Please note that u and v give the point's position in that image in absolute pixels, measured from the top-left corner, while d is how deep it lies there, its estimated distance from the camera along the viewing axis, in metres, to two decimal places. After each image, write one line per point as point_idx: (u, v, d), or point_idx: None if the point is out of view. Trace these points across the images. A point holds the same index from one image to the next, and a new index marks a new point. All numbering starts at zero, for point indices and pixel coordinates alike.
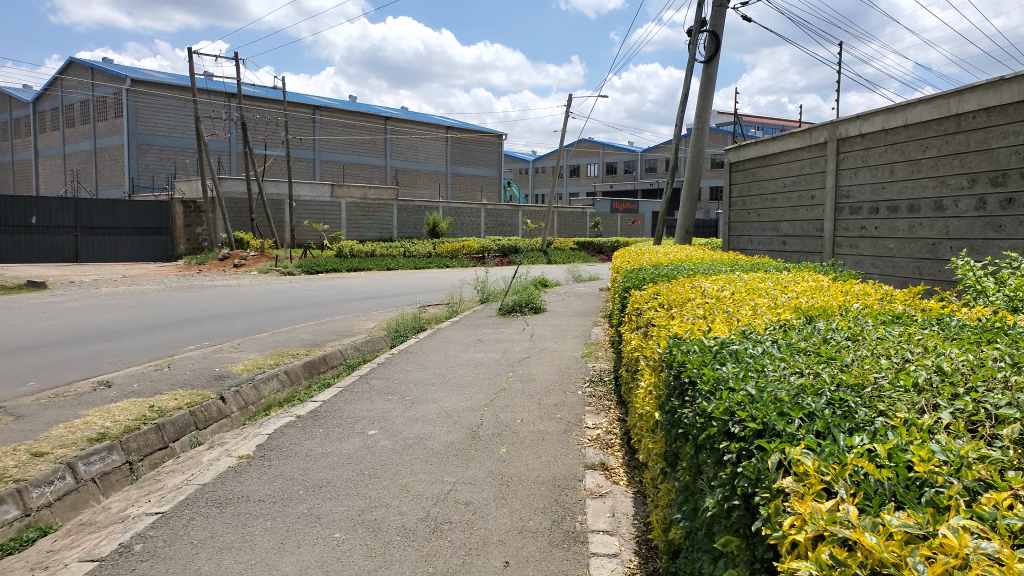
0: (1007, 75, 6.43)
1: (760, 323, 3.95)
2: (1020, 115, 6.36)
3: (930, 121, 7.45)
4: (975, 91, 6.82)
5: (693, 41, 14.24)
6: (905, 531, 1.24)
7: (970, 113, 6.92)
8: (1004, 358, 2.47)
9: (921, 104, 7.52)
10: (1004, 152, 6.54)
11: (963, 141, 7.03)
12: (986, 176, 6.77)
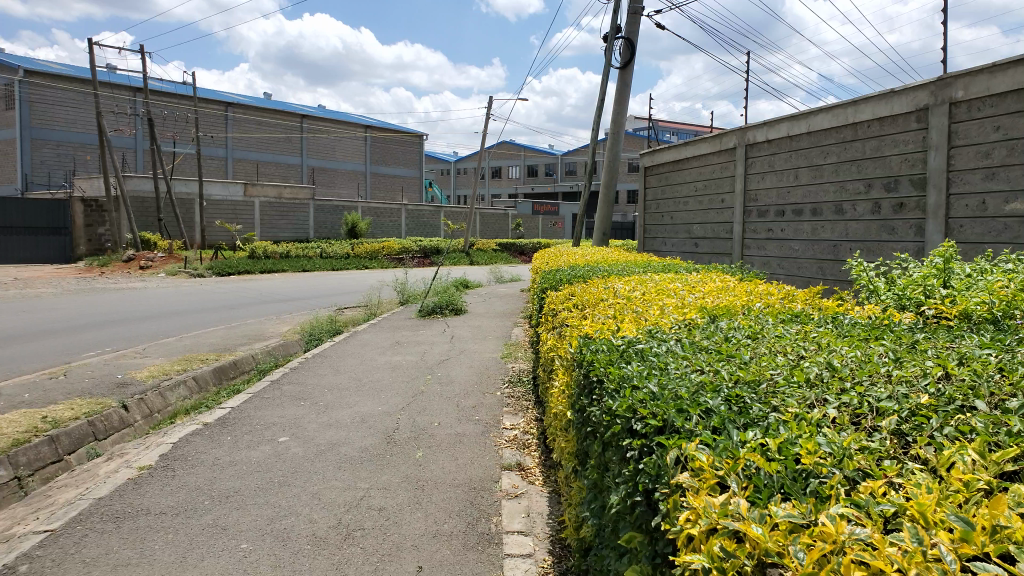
0: (897, 87, 6.82)
1: (667, 322, 4.06)
2: (910, 124, 6.75)
3: (830, 129, 7.82)
4: (869, 101, 7.21)
5: (609, 47, 14.49)
6: (789, 521, 1.28)
7: (865, 122, 7.30)
8: (887, 355, 2.62)
9: (822, 112, 7.89)
10: (896, 159, 6.93)
11: (860, 149, 7.41)
12: (880, 182, 7.14)
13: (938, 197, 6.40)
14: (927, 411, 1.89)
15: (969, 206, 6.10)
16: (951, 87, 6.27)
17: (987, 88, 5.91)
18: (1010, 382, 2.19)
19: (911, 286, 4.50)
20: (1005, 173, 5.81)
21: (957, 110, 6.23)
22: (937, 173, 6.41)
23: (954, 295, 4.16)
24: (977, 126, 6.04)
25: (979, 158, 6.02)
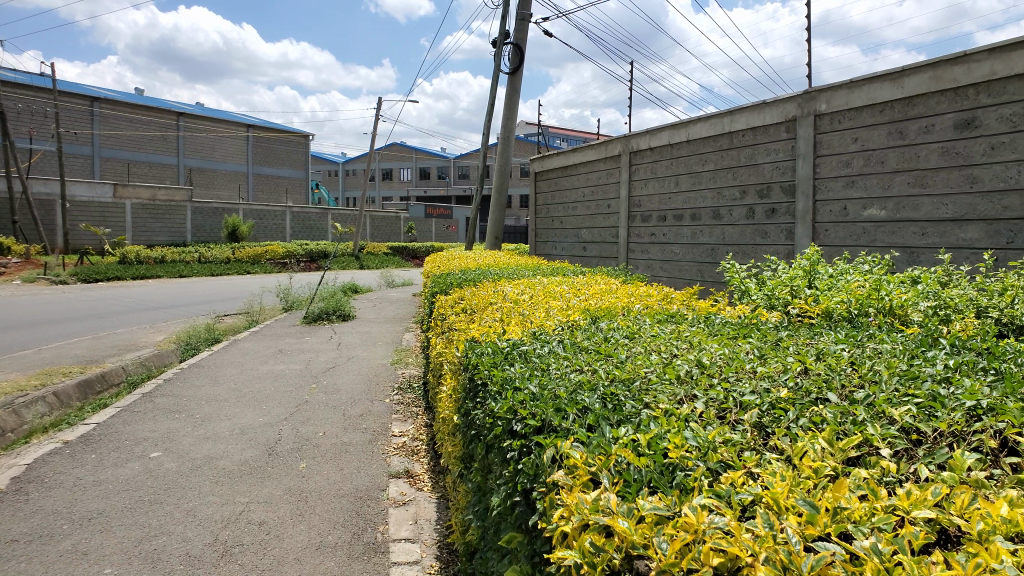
0: (769, 98, 7.23)
1: (551, 324, 4.13)
2: (781, 134, 7.17)
3: (707, 138, 8.20)
4: (743, 112, 7.60)
5: (498, 53, 14.59)
6: (655, 514, 1.33)
7: (740, 131, 7.70)
8: (752, 352, 2.77)
9: (701, 122, 8.26)
10: (768, 167, 7.34)
11: (735, 157, 7.80)
12: (753, 189, 7.54)
13: (805, 203, 6.82)
14: (785, 404, 2.01)
15: (833, 211, 6.55)
16: (815, 100, 6.70)
17: (847, 102, 6.36)
18: (859, 375, 2.37)
19: (780, 287, 4.77)
20: (863, 181, 6.27)
21: (821, 122, 6.67)
22: (804, 181, 6.83)
23: (817, 295, 4.45)
24: (839, 137, 6.49)
25: (841, 167, 6.47)
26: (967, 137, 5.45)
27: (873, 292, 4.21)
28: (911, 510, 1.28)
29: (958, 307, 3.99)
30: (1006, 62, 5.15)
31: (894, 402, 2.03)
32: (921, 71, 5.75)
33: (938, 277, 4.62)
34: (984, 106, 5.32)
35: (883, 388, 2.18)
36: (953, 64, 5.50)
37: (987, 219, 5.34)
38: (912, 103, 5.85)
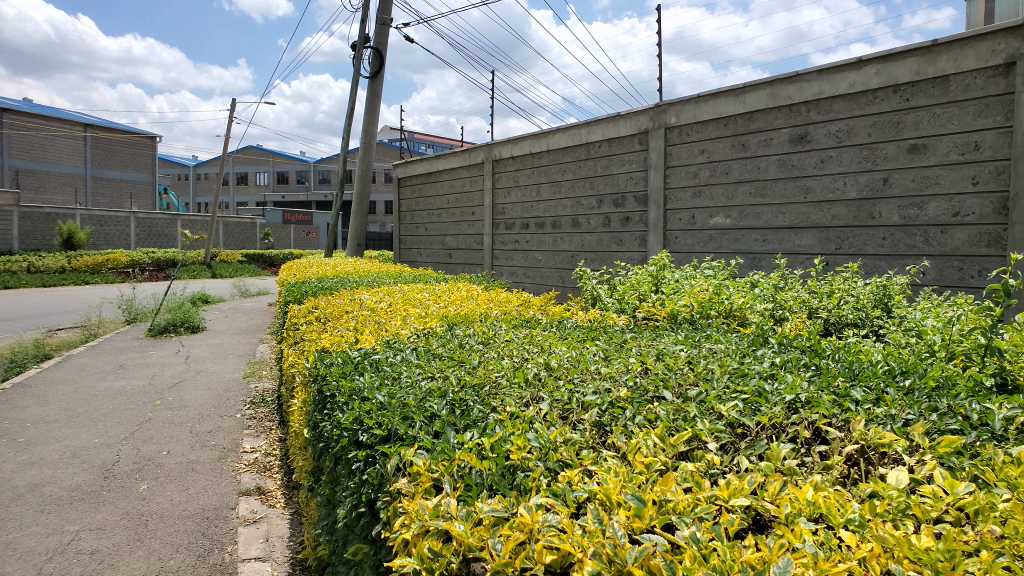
0: (623, 111, 7.55)
1: (405, 332, 4.09)
2: (634, 146, 7.50)
3: (567, 148, 8.45)
4: (600, 123, 7.89)
5: (357, 56, 14.33)
6: (492, 515, 1.35)
7: (597, 142, 7.98)
8: (598, 353, 2.87)
9: (560, 132, 8.50)
10: (623, 177, 7.66)
11: (592, 167, 8.08)
12: (610, 198, 7.83)
13: (657, 212, 7.16)
14: (624, 402, 2.11)
15: (682, 219, 6.92)
16: (666, 113, 7.06)
17: (695, 116, 6.74)
18: (694, 373, 2.51)
19: (629, 291, 4.96)
20: (710, 192, 6.66)
21: (672, 134, 7.03)
22: (657, 191, 7.17)
23: (664, 299, 4.69)
24: (687, 149, 6.87)
25: (689, 177, 6.85)
26: (800, 151, 5.88)
27: (715, 295, 4.48)
28: (729, 498, 1.38)
29: (791, 309, 4.32)
30: (832, 82, 5.60)
31: (723, 397, 2.17)
32: (759, 88, 6.17)
33: (774, 281, 4.97)
34: (815, 122, 5.76)
35: (714, 384, 2.32)
36: (788, 83, 5.93)
37: (818, 227, 5.78)
38: (752, 118, 6.26)
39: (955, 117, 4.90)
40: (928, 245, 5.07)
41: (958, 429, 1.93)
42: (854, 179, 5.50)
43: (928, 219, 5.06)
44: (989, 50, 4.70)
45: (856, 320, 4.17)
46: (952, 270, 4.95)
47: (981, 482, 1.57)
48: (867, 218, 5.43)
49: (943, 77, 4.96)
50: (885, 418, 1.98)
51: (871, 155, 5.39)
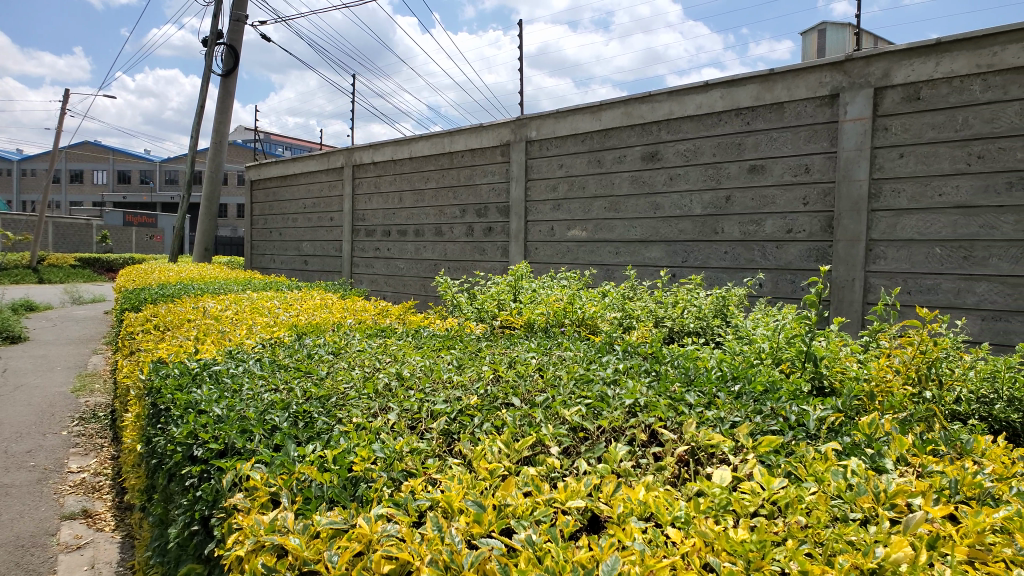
0: (485, 123, 7.65)
1: (250, 342, 3.92)
2: (496, 158, 7.61)
3: (429, 156, 8.45)
4: (462, 134, 7.95)
5: (209, 53, 13.62)
6: (331, 528, 1.33)
7: (459, 152, 8.04)
8: (451, 362, 2.87)
9: (423, 140, 8.50)
10: (485, 188, 7.75)
11: (454, 177, 8.13)
12: (473, 209, 7.89)
13: (518, 223, 7.30)
14: (473, 410, 2.13)
15: (541, 231, 7.10)
16: (526, 127, 7.21)
17: (554, 131, 6.93)
18: (543, 380, 2.57)
19: (487, 300, 4.98)
20: (568, 205, 6.87)
21: (531, 147, 7.20)
22: (517, 202, 7.32)
23: (520, 308, 4.77)
24: (547, 163, 7.05)
25: (548, 191, 7.05)
26: (651, 169, 6.18)
27: (567, 305, 4.60)
28: (565, 501, 1.43)
29: (639, 318, 4.52)
30: (681, 104, 5.92)
31: (568, 402, 2.24)
32: (614, 106, 6.43)
33: (624, 291, 5.18)
34: (665, 141, 6.07)
35: (561, 390, 2.39)
36: (640, 103, 6.22)
37: (666, 241, 6.09)
38: (608, 135, 6.52)
39: (788, 141, 5.31)
40: (765, 259, 5.46)
41: (779, 430, 2.09)
42: (699, 197, 5.85)
43: (766, 235, 5.46)
44: (817, 81, 5.12)
45: (698, 328, 4.44)
46: (785, 283, 5.35)
47: (793, 478, 1.72)
48: (711, 233, 5.78)
49: (778, 103, 5.36)
50: (715, 420, 2.11)
51: (715, 174, 5.75)
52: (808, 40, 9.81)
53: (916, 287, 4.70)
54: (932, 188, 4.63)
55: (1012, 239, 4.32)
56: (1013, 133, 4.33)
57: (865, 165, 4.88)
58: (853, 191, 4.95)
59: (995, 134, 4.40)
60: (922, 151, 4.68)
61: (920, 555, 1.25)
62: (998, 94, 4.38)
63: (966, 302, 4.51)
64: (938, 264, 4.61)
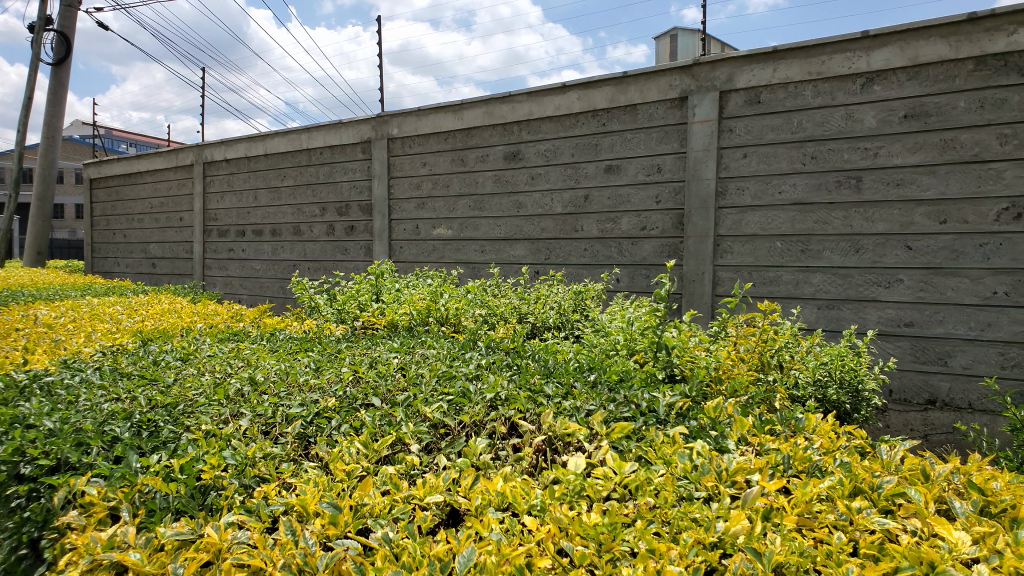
0: (345, 119, 7.49)
1: (88, 351, 3.63)
2: (356, 155, 7.47)
3: (286, 153, 8.18)
4: (320, 130, 7.76)
5: (36, 39, 12.48)
6: (176, 539, 1.28)
7: (318, 149, 7.83)
8: (307, 365, 2.78)
9: (278, 136, 8.20)
10: (346, 185, 7.58)
11: (313, 174, 7.91)
12: (333, 207, 7.70)
13: (381, 222, 7.20)
14: (331, 412, 2.09)
15: (406, 230, 7.04)
16: (387, 124, 7.12)
17: (416, 129, 6.89)
18: (405, 378, 2.54)
19: (348, 301, 4.86)
20: (432, 203, 6.85)
21: (394, 145, 7.12)
22: (380, 201, 7.21)
23: (383, 308, 4.70)
24: (409, 160, 7.00)
25: (412, 189, 7.00)
26: (513, 168, 6.28)
27: (431, 302, 4.58)
28: (424, 496, 1.45)
29: (503, 314, 4.60)
30: (541, 104, 6.05)
31: (429, 400, 2.23)
32: (476, 105, 6.47)
33: (488, 289, 5.22)
34: (526, 141, 6.19)
35: (422, 388, 2.38)
36: (501, 103, 6.29)
37: (530, 239, 6.20)
38: (470, 134, 6.56)
39: (642, 142, 5.55)
40: (622, 255, 5.67)
41: (631, 417, 2.19)
42: (559, 196, 6.01)
43: (622, 232, 5.68)
44: (667, 84, 5.38)
45: (559, 322, 4.58)
46: (641, 278, 5.58)
47: (644, 461, 1.81)
48: (572, 231, 5.95)
49: (631, 105, 5.59)
50: (571, 409, 2.18)
51: (574, 174, 5.92)
52: (660, 45, 10.29)
53: (759, 279, 5.03)
54: (772, 186, 4.97)
55: (841, 233, 4.71)
56: (840, 135, 4.71)
57: (712, 165, 5.18)
58: (701, 189, 5.23)
59: (825, 136, 4.77)
60: (763, 152, 5.01)
61: (755, 526, 1.35)
62: (827, 100, 4.75)
63: (803, 292, 4.86)
64: (779, 258, 4.95)
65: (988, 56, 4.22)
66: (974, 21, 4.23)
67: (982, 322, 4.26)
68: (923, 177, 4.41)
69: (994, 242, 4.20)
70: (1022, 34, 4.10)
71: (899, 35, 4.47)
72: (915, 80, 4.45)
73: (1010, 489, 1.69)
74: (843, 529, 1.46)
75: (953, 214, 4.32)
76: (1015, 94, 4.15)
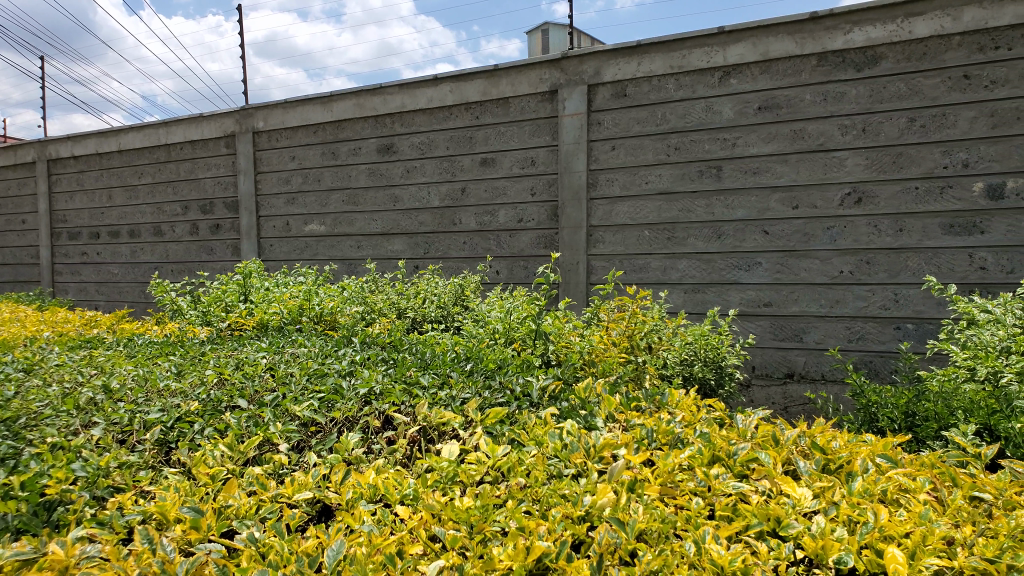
0: (206, 112, 7.15)
1: None
2: (220, 149, 7.14)
3: (142, 148, 7.71)
4: (180, 124, 7.37)
5: None
6: (17, 560, 1.20)
7: (177, 144, 7.43)
8: (169, 369, 2.63)
9: (132, 131, 7.72)
10: (209, 182, 7.23)
11: (173, 171, 7.49)
12: (197, 205, 7.32)
13: (249, 219, 6.92)
14: (193, 416, 2.01)
15: (276, 227, 6.80)
16: (252, 117, 6.86)
17: (283, 121, 6.67)
18: (276, 378, 2.45)
19: (213, 302, 4.63)
20: (302, 199, 6.65)
21: (260, 139, 6.86)
22: (247, 197, 6.93)
23: (253, 308, 4.51)
24: (277, 154, 6.77)
25: (281, 184, 6.76)
26: (387, 161, 6.20)
27: (304, 301, 4.44)
28: (293, 494, 1.44)
29: (381, 310, 4.53)
30: (412, 97, 6.01)
31: (299, 398, 2.17)
32: (345, 98, 6.33)
33: (364, 285, 5.12)
34: (399, 134, 6.13)
35: (292, 387, 2.31)
36: (372, 95, 6.20)
37: (407, 233, 6.14)
38: (340, 127, 6.42)
39: (515, 135, 5.62)
40: (500, 247, 5.71)
41: (505, 402, 2.23)
42: (435, 189, 5.98)
43: (499, 224, 5.72)
44: (537, 78, 5.47)
45: (439, 315, 4.58)
46: (519, 269, 5.64)
47: (517, 443, 1.85)
48: (449, 224, 5.93)
49: (503, 98, 5.65)
50: (446, 399, 2.18)
51: (449, 167, 5.91)
52: (530, 40, 10.47)
53: (630, 267, 5.21)
54: (640, 177, 5.16)
55: (704, 220, 4.96)
56: (700, 127, 4.95)
57: (583, 157, 5.32)
58: (573, 181, 5.37)
59: (687, 128, 5.00)
60: (630, 143, 5.19)
61: (620, 498, 1.41)
62: (688, 93, 4.98)
63: (671, 277, 5.08)
64: (648, 245, 5.15)
65: (829, 53, 4.55)
66: (815, 20, 4.55)
67: (831, 299, 4.61)
68: (776, 166, 4.72)
69: (839, 225, 4.56)
70: (857, 32, 4.45)
71: (750, 31, 4.75)
72: (767, 74, 4.74)
73: (847, 447, 1.86)
74: (702, 494, 1.56)
75: (803, 200, 4.65)
76: (853, 88, 4.50)
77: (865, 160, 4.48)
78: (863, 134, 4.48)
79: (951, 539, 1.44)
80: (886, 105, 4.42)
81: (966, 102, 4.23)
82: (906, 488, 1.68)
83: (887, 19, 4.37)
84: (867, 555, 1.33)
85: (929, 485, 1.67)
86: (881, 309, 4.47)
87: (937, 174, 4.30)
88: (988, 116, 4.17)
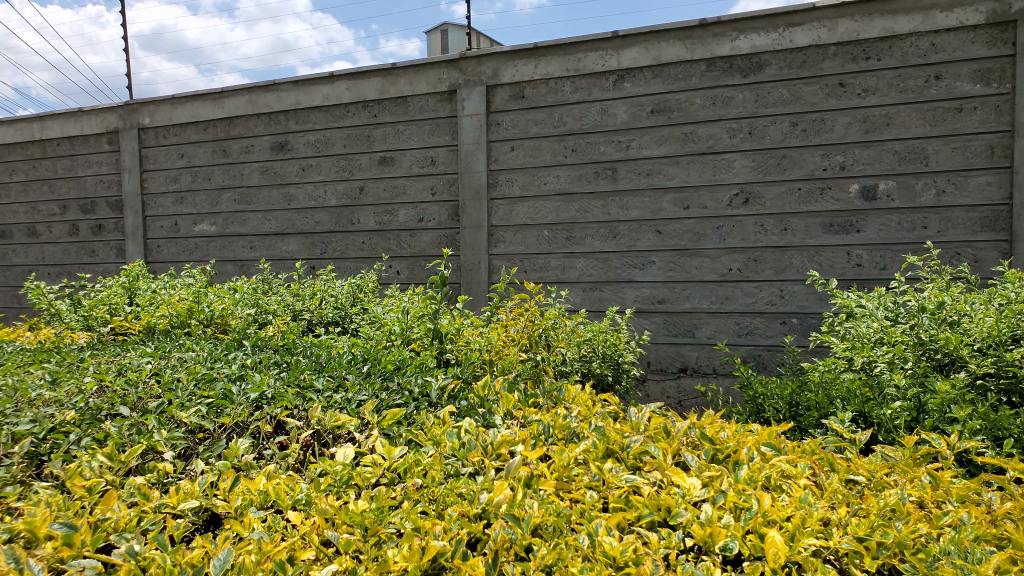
0: (85, 106, 6.74)
1: None
2: (101, 146, 6.74)
3: (13, 144, 7.18)
4: (55, 118, 6.92)
5: None
6: None
7: (54, 140, 6.98)
8: (42, 378, 2.46)
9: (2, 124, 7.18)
10: (90, 180, 6.82)
11: (49, 168, 7.02)
12: (76, 204, 6.88)
13: (134, 220, 6.57)
14: (69, 427, 1.89)
15: (163, 227, 6.48)
16: (137, 112, 6.53)
17: (169, 117, 6.37)
18: (160, 384, 2.33)
19: (95, 306, 4.37)
20: (192, 198, 6.37)
21: (145, 135, 6.53)
22: (132, 196, 6.58)
23: (139, 311, 4.29)
24: (164, 151, 6.45)
25: (168, 182, 6.45)
26: (281, 159, 6.02)
27: (194, 304, 4.24)
28: (178, 504, 1.39)
29: (276, 311, 4.40)
30: (307, 94, 5.86)
31: (186, 404, 2.08)
32: (237, 93, 6.11)
33: (258, 286, 4.95)
34: (294, 131, 5.96)
35: (178, 392, 2.21)
36: (264, 91, 6.01)
37: (303, 233, 5.97)
38: (231, 123, 6.18)
39: (414, 134, 5.58)
40: (400, 247, 5.65)
41: (403, 403, 2.21)
42: (332, 188, 5.85)
43: (399, 224, 5.66)
44: (436, 77, 5.45)
45: (337, 317, 4.48)
46: (420, 270, 5.59)
47: (414, 443, 1.83)
48: (347, 224, 5.82)
49: (401, 97, 5.59)
50: (341, 401, 2.14)
51: (347, 165, 5.80)
52: (429, 39, 10.46)
53: (530, 266, 5.27)
54: (539, 177, 5.23)
55: (601, 220, 5.07)
56: (597, 129, 5.06)
57: (482, 158, 5.34)
58: (473, 181, 5.38)
59: (584, 129, 5.10)
60: (529, 144, 5.25)
61: (516, 494, 1.42)
62: (584, 95, 5.08)
63: (570, 276, 5.17)
64: (547, 245, 5.22)
65: (717, 59, 4.75)
66: (704, 26, 4.73)
67: (721, 295, 4.81)
68: (669, 167, 4.88)
69: (728, 224, 4.76)
70: (742, 40, 4.66)
71: (643, 36, 4.89)
72: (659, 78, 4.89)
73: (734, 437, 1.94)
74: (596, 488, 1.59)
75: (694, 201, 4.83)
76: (739, 93, 4.71)
77: (751, 162, 4.70)
78: (749, 137, 4.70)
79: (827, 520, 1.53)
80: (770, 110, 4.65)
81: (841, 109, 4.50)
82: (788, 474, 1.77)
83: (769, 28, 4.60)
84: (750, 539, 1.40)
85: (808, 471, 1.77)
86: (768, 304, 4.69)
87: (816, 176, 4.56)
88: (861, 122, 4.46)
